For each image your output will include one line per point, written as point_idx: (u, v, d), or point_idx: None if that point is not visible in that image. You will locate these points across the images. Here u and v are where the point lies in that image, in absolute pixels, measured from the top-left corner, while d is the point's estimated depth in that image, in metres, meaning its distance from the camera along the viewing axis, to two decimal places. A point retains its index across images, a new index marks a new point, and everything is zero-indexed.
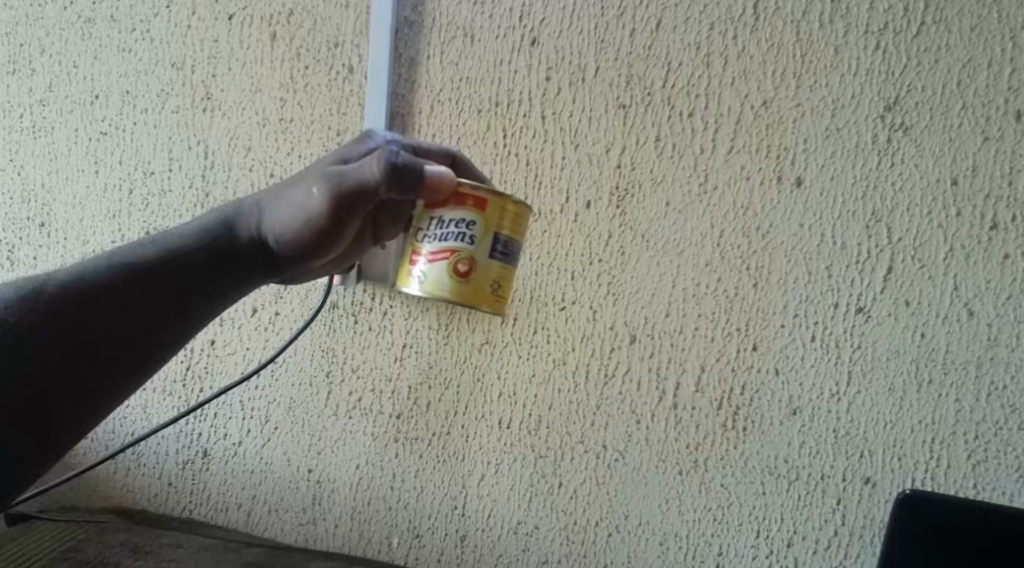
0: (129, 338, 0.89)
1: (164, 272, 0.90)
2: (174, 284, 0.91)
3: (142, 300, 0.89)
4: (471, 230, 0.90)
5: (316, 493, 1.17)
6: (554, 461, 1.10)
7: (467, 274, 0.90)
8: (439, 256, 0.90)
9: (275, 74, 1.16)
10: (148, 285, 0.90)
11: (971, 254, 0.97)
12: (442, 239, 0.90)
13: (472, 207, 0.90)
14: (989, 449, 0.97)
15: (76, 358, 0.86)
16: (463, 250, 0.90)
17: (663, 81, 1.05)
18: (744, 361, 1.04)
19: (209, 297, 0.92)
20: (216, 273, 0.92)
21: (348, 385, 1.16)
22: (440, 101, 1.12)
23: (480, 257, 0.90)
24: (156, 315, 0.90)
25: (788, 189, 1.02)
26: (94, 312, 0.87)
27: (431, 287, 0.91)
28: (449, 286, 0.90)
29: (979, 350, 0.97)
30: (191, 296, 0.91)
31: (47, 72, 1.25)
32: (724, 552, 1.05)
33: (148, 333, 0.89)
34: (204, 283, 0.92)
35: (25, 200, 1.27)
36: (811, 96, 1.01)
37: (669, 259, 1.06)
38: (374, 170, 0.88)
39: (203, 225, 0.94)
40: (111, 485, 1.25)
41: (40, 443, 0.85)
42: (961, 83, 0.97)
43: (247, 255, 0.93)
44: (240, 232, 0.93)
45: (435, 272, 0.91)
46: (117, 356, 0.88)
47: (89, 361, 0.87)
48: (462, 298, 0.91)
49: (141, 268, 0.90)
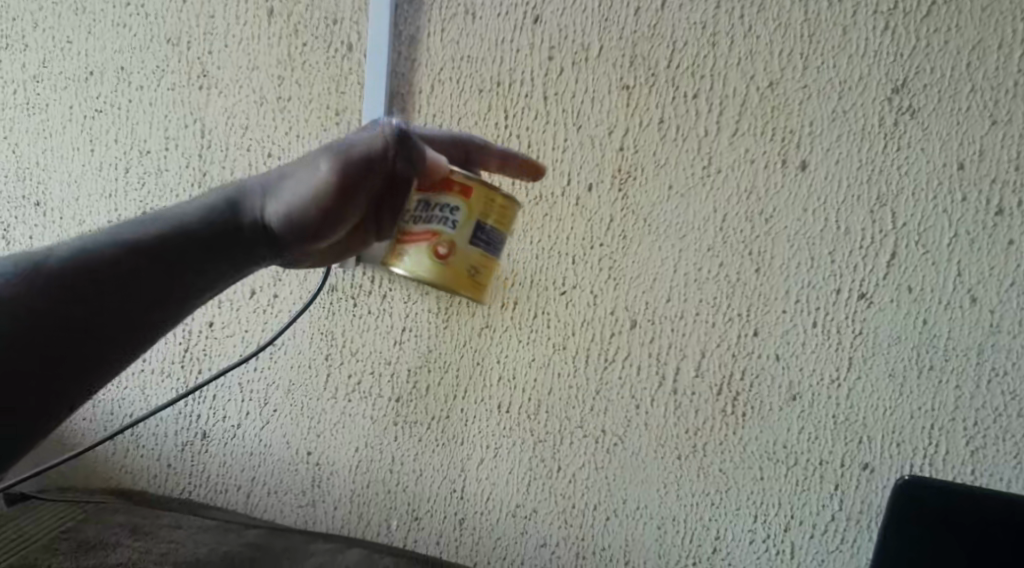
0: (127, 316, 0.88)
1: (165, 247, 0.90)
2: (175, 260, 0.90)
3: (142, 275, 0.89)
4: (454, 215, 0.89)
5: (315, 475, 1.18)
6: (553, 446, 1.10)
7: (445, 257, 0.89)
8: (421, 238, 0.90)
9: (271, 51, 1.14)
10: (150, 258, 0.89)
11: (976, 240, 0.96)
12: (426, 222, 0.90)
13: (458, 194, 0.89)
14: (988, 436, 0.97)
15: (77, 333, 0.85)
16: (445, 234, 0.89)
17: (668, 61, 1.03)
18: (744, 347, 1.03)
19: (210, 274, 0.92)
20: (218, 248, 0.92)
21: (348, 367, 1.15)
22: (440, 80, 1.10)
23: (460, 241, 0.89)
24: (156, 292, 0.89)
25: (793, 173, 1.01)
26: (93, 287, 0.86)
27: (409, 267, 0.90)
28: (427, 266, 0.89)
29: (980, 337, 0.97)
30: (190, 272, 0.91)
31: (40, 48, 1.23)
32: (721, 536, 1.05)
33: (149, 306, 0.89)
34: (204, 259, 0.91)
35: (20, 178, 1.26)
36: (818, 78, 0.99)
37: (671, 243, 1.05)
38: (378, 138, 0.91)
39: (206, 203, 0.94)
40: (110, 466, 1.25)
41: (42, 416, 0.83)
42: (971, 65, 0.95)
43: (251, 231, 0.93)
44: (241, 210, 0.93)
45: (414, 252, 0.90)
46: (117, 330, 0.87)
47: (91, 336, 0.86)
48: (438, 280, 0.89)
49: (143, 243, 0.89)
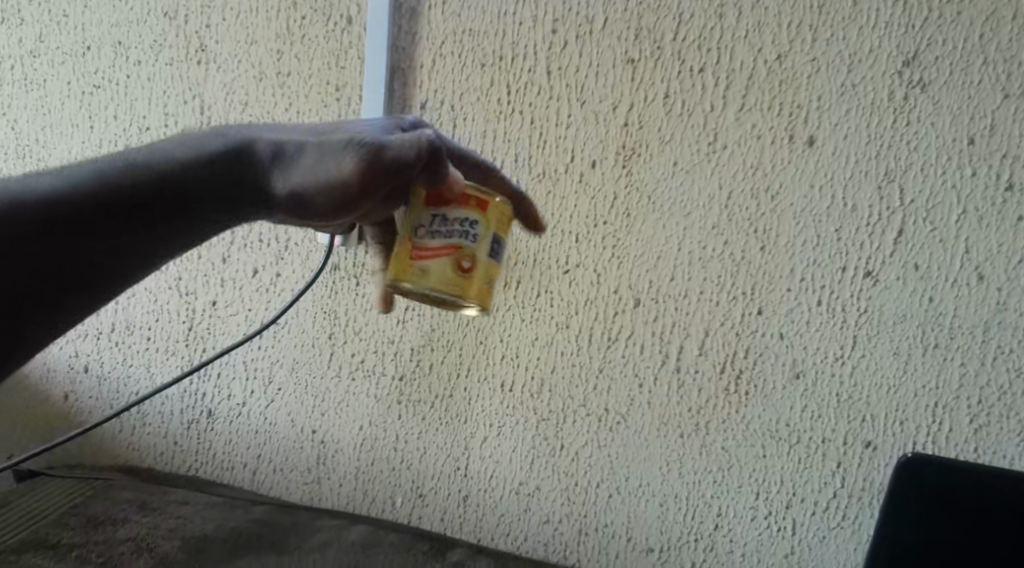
0: (114, 258, 0.81)
1: (163, 185, 0.82)
2: (172, 199, 0.82)
3: (136, 212, 0.81)
4: (474, 229, 0.86)
5: (320, 453, 1.18)
6: (556, 424, 1.10)
7: (469, 271, 0.85)
8: (440, 252, 0.85)
9: (270, 25, 1.13)
10: (146, 197, 0.81)
11: (984, 217, 0.95)
12: (444, 236, 0.85)
13: (475, 207, 0.86)
14: (992, 413, 0.96)
15: (67, 263, 0.79)
16: (467, 247, 0.85)
17: (674, 34, 1.02)
18: (748, 325, 1.03)
19: (209, 219, 0.84)
20: (218, 195, 0.84)
21: (351, 346, 1.16)
22: (442, 54, 1.09)
23: (481, 254, 0.86)
24: (151, 230, 0.82)
25: (800, 148, 0.99)
26: (85, 218, 0.79)
27: (429, 283, 0.85)
28: (450, 282, 0.85)
29: (986, 314, 0.96)
30: (188, 213, 0.83)
31: (36, 22, 1.21)
32: (723, 513, 1.05)
33: (143, 243, 0.82)
34: (204, 204, 0.83)
35: (20, 155, 1.25)
36: (827, 52, 0.97)
37: (675, 221, 1.04)
38: (414, 144, 0.84)
39: (213, 143, 0.85)
40: (117, 444, 1.27)
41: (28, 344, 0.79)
42: (983, 37, 0.93)
43: (253, 190, 0.85)
44: (246, 166, 0.84)
45: (433, 267, 0.85)
46: (108, 263, 0.81)
47: (83, 266, 0.80)
48: (461, 295, 0.86)
49: (137, 182, 0.81)
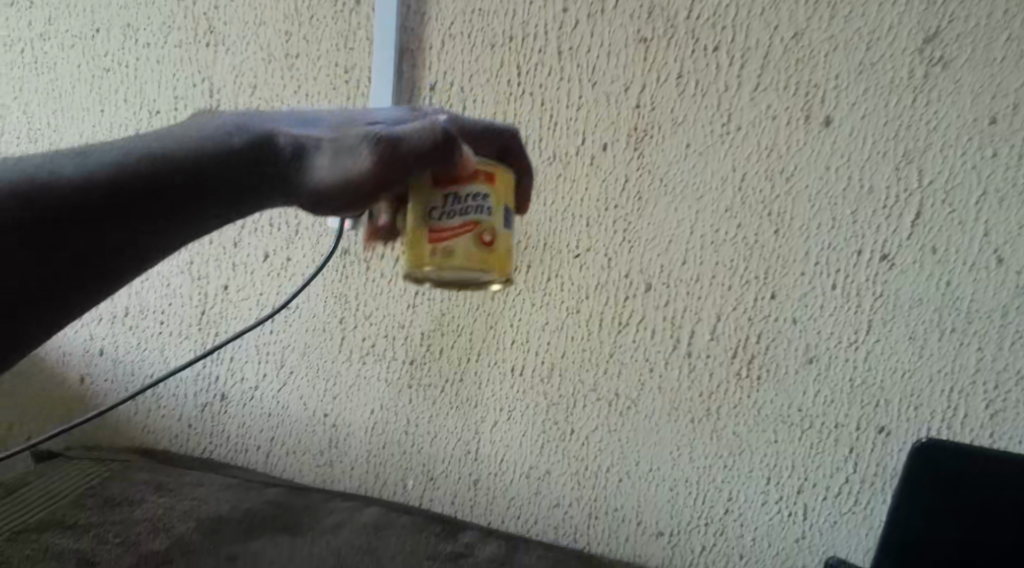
0: (131, 244, 0.78)
1: (179, 172, 0.79)
2: (187, 186, 0.79)
3: (152, 199, 0.78)
4: (488, 203, 0.83)
5: (331, 436, 1.18)
6: (567, 409, 1.09)
7: (491, 244, 0.83)
8: (459, 230, 0.82)
9: (279, 6, 1.12)
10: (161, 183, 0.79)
11: (1004, 199, 0.93)
12: (460, 214, 0.83)
13: (485, 181, 0.84)
14: (1009, 399, 0.95)
15: (82, 249, 0.76)
16: (485, 221, 0.83)
17: (688, 12, 1.00)
18: (760, 310, 1.02)
19: (225, 207, 0.82)
20: (233, 184, 0.81)
21: (363, 330, 1.16)
22: (451, 35, 1.07)
23: (499, 227, 0.84)
24: (167, 218, 0.79)
25: (816, 129, 0.98)
26: (100, 204, 0.77)
27: (453, 262, 0.82)
28: (473, 258, 0.83)
29: (1005, 298, 0.94)
30: (204, 201, 0.80)
31: (46, 6, 1.22)
32: (734, 498, 1.04)
33: (158, 231, 0.79)
34: (220, 191, 0.81)
35: (32, 139, 1.24)
36: (846, 29, 0.96)
37: (687, 204, 1.02)
38: (429, 133, 0.80)
39: (228, 131, 0.82)
40: (133, 426, 1.28)
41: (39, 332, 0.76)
42: (1008, 12, 0.92)
43: (270, 179, 0.81)
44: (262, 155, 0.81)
45: (454, 246, 0.82)
46: (122, 250, 0.78)
47: (96, 253, 0.77)
48: (485, 270, 0.84)
49: (152, 169, 0.79)
